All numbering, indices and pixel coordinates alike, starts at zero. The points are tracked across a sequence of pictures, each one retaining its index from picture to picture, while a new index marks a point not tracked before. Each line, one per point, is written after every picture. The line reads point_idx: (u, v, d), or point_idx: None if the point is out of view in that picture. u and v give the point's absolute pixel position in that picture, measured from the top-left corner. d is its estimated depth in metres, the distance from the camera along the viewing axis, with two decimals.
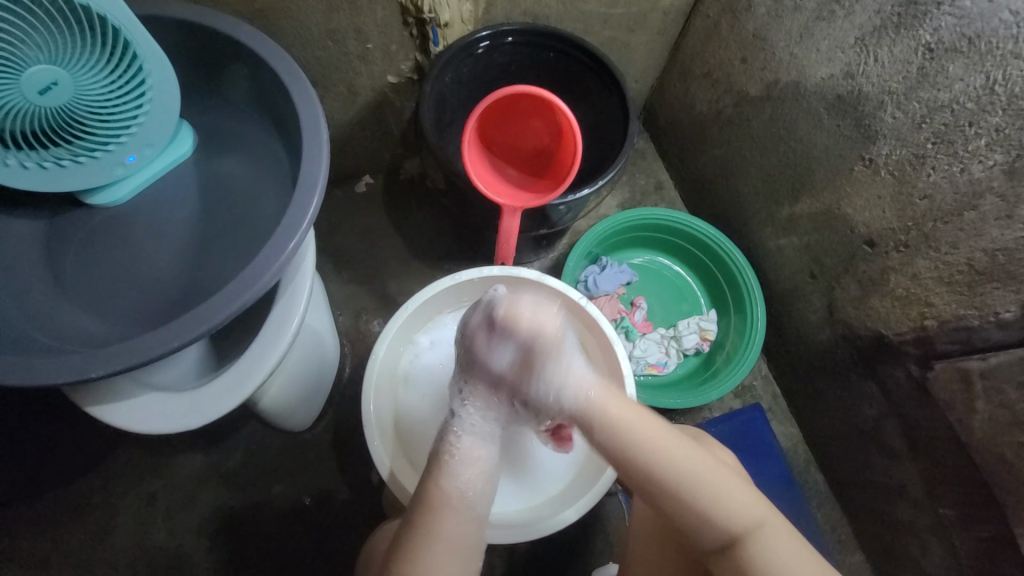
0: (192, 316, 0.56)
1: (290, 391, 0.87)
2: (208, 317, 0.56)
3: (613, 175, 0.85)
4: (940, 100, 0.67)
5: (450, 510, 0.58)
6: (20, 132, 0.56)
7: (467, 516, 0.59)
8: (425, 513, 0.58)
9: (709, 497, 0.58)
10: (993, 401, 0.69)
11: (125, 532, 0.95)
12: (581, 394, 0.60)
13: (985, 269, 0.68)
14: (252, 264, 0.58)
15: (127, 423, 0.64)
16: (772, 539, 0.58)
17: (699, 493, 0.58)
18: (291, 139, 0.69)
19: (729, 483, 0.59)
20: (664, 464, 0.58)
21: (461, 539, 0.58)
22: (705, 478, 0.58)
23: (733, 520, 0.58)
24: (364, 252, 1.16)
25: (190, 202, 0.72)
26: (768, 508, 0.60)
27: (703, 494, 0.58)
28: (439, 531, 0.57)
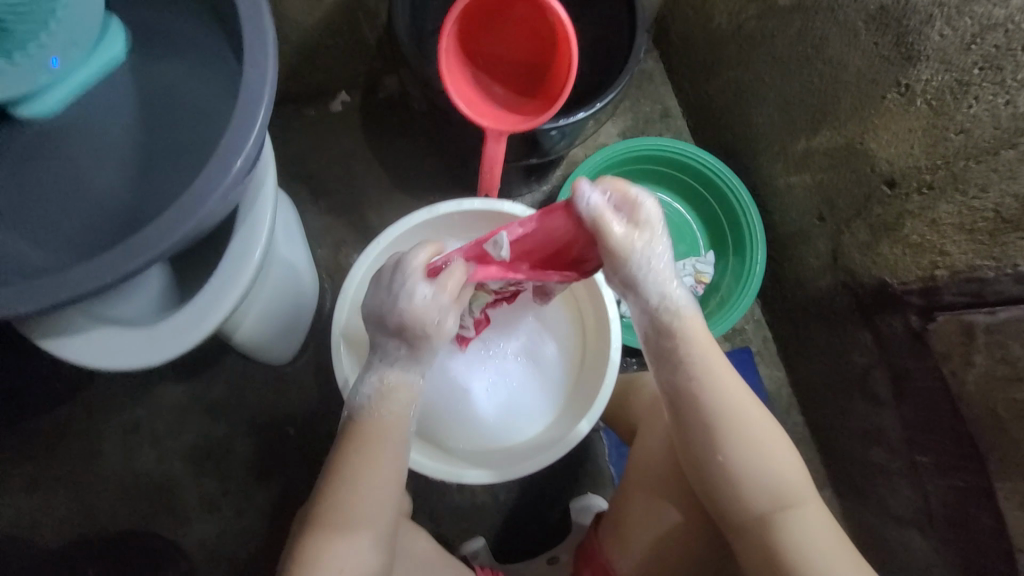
0: (136, 243, 0.52)
1: (264, 325, 0.85)
2: (154, 243, 0.52)
3: (613, 97, 0.75)
4: (994, 16, 0.56)
5: (373, 446, 0.57)
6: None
7: (395, 451, 0.58)
8: (360, 442, 0.57)
9: (755, 456, 0.58)
10: (994, 356, 0.64)
11: (111, 457, 0.96)
12: (678, 310, 0.57)
13: (1012, 218, 0.59)
14: (194, 188, 0.52)
15: (82, 360, 0.60)
16: (810, 518, 0.57)
17: (741, 456, 0.57)
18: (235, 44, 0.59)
19: (775, 453, 0.58)
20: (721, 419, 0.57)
21: (384, 476, 0.57)
22: (750, 436, 0.58)
23: (775, 480, 0.58)
24: (344, 179, 1.07)
25: (131, 117, 0.63)
26: (808, 487, 0.59)
27: (750, 459, 0.58)
28: (355, 487, 0.56)
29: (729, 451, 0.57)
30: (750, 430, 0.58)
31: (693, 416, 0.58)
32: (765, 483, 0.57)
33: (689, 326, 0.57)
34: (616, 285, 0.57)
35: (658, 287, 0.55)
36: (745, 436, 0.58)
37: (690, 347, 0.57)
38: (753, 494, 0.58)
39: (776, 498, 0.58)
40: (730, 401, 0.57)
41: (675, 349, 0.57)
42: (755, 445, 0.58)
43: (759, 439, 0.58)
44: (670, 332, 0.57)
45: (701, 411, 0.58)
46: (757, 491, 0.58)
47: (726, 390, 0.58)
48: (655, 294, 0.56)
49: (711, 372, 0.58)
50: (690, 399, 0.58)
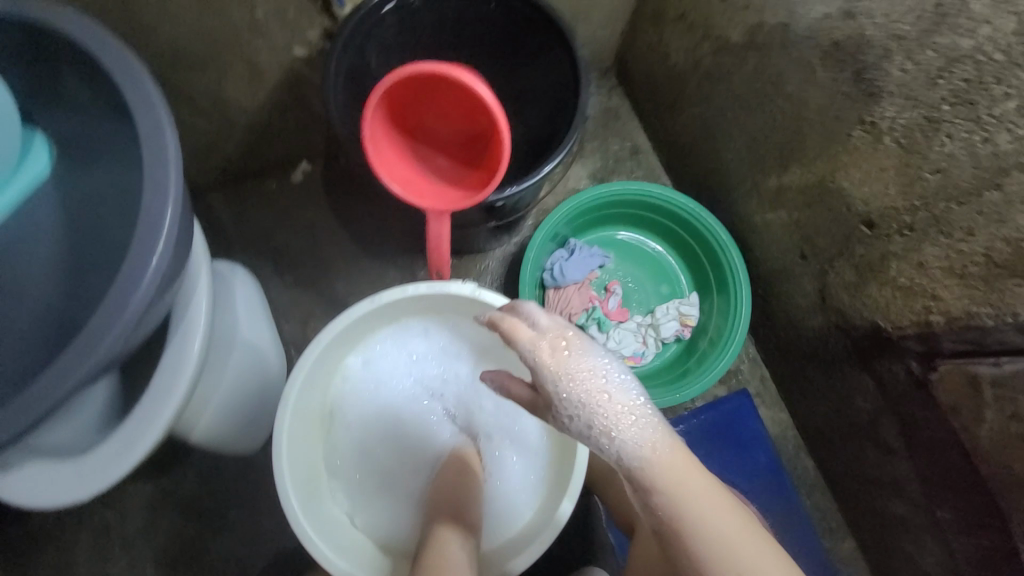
0: (55, 371, 0.50)
1: (225, 418, 0.81)
2: (71, 370, 0.50)
3: (563, 156, 0.72)
4: (960, 48, 0.50)
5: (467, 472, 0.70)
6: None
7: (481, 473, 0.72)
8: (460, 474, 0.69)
9: None
10: (1006, 412, 0.58)
11: (81, 565, 0.92)
12: (635, 442, 0.49)
13: (1006, 263, 0.54)
14: (104, 307, 0.50)
15: (16, 499, 0.57)
16: None
17: None
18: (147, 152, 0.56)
19: None
20: (712, 564, 0.47)
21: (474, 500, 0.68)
22: None
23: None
24: (309, 249, 1.05)
25: (53, 236, 0.60)
26: None
27: None
28: (448, 540, 0.62)
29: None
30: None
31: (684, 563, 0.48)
32: None
33: (654, 456, 0.49)
34: (554, 423, 0.51)
35: (596, 414, 0.49)
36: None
37: (666, 482, 0.48)
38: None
39: None
40: (721, 539, 0.47)
41: (642, 483, 0.48)
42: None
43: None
44: (635, 466, 0.49)
45: (684, 553, 0.47)
46: None
47: (721, 529, 0.47)
48: (596, 426, 0.49)
49: (695, 509, 0.47)
50: (680, 545, 0.48)
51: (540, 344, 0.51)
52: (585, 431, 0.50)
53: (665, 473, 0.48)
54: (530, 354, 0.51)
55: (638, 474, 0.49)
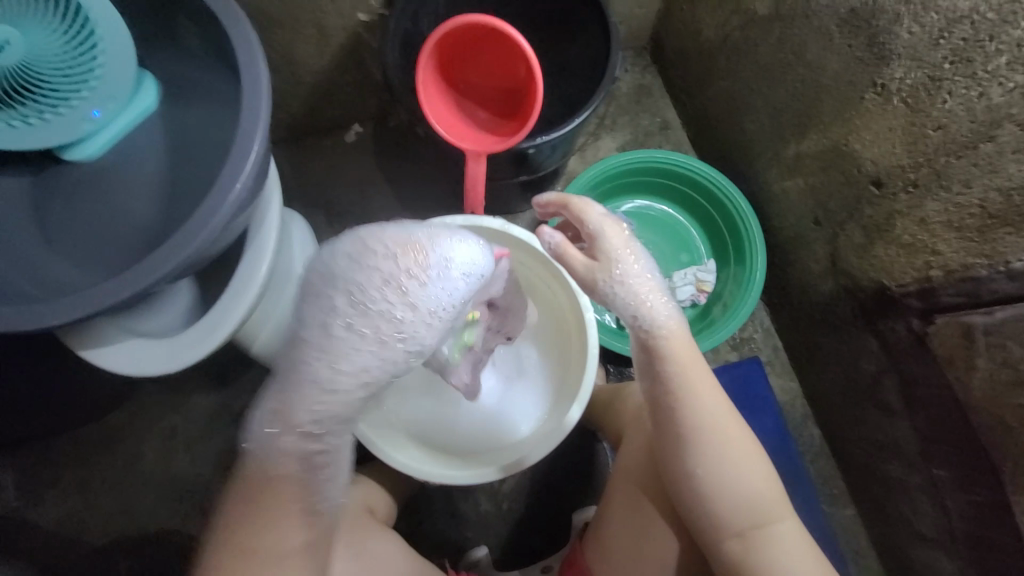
0: (159, 255, 0.61)
1: (280, 337, 0.93)
2: (171, 255, 0.61)
3: (590, 111, 0.78)
4: (959, 9, 0.55)
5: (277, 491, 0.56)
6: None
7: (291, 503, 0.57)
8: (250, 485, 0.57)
9: (733, 466, 0.57)
10: (996, 359, 0.61)
11: (150, 461, 1.06)
12: (662, 318, 0.60)
13: (998, 213, 0.57)
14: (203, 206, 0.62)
15: (115, 366, 0.69)
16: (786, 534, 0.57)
17: (721, 465, 0.57)
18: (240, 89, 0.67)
19: (754, 466, 0.58)
20: (699, 425, 0.57)
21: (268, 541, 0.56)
22: (729, 447, 0.57)
23: (751, 502, 0.57)
24: (357, 203, 1.16)
25: (158, 158, 0.73)
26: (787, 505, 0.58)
27: (730, 469, 0.57)
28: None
29: (706, 468, 0.57)
30: (728, 439, 0.58)
31: (668, 428, 0.59)
32: (743, 494, 0.57)
33: (674, 333, 0.60)
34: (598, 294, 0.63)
35: (636, 289, 0.61)
36: (721, 444, 0.57)
37: (672, 360, 0.59)
38: (728, 515, 0.56)
39: (753, 513, 0.57)
40: (709, 408, 0.58)
41: (657, 352, 0.59)
42: (728, 465, 0.57)
43: (733, 460, 0.57)
44: (655, 336, 0.60)
45: (677, 415, 0.58)
46: (735, 505, 0.56)
47: (706, 403, 0.58)
48: (634, 297, 0.61)
49: (689, 382, 0.58)
50: (669, 410, 0.59)
51: (602, 229, 0.63)
52: (624, 300, 0.61)
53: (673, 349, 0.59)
54: (597, 233, 0.63)
55: (656, 343, 0.60)
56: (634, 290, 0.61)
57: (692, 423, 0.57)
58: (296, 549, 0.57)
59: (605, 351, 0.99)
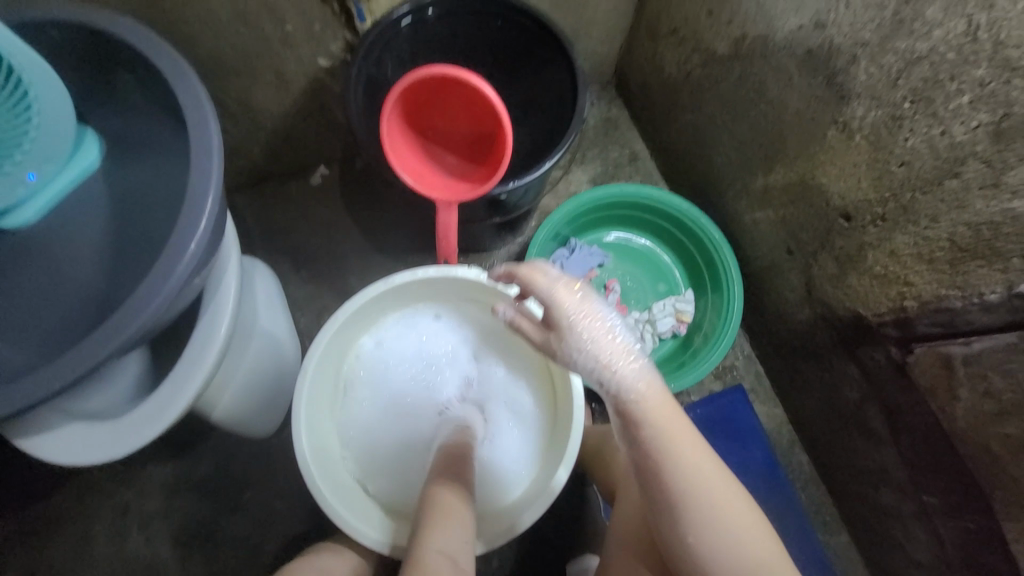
0: (102, 332, 0.56)
1: (244, 399, 0.87)
2: (116, 332, 0.56)
3: (561, 154, 0.77)
4: (917, 50, 0.55)
5: (461, 441, 0.72)
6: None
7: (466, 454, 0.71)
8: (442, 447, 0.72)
9: (729, 529, 0.54)
10: (978, 390, 0.61)
11: (99, 543, 0.96)
12: (629, 380, 0.56)
13: (969, 247, 0.58)
14: (152, 274, 0.57)
15: (54, 456, 0.62)
16: None
17: (714, 530, 0.54)
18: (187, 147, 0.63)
19: (751, 527, 0.55)
20: (687, 488, 0.54)
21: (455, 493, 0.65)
22: (722, 510, 0.54)
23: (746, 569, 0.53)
24: (325, 247, 1.11)
25: (102, 219, 0.67)
26: (790, 565, 0.55)
27: (724, 534, 0.54)
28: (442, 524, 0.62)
29: (697, 533, 0.54)
30: (720, 501, 0.55)
31: (658, 490, 0.56)
32: (742, 560, 0.54)
33: (646, 395, 0.56)
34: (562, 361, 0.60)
35: (596, 351, 0.57)
36: (713, 507, 0.54)
37: (654, 423, 0.56)
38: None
39: None
40: (696, 469, 0.55)
41: (636, 414, 0.56)
42: (719, 530, 0.54)
43: (726, 523, 0.54)
44: (628, 400, 0.56)
45: (664, 478, 0.55)
46: (734, 571, 0.54)
47: (693, 462, 0.55)
48: (596, 360, 0.57)
49: (675, 442, 0.56)
50: (657, 473, 0.55)
51: (554, 292, 0.59)
52: (586, 364, 0.58)
53: (654, 408, 0.56)
54: (546, 298, 0.59)
55: (630, 407, 0.56)
56: (593, 356, 0.57)
57: (680, 487, 0.55)
58: (469, 497, 0.66)
59: (589, 390, 0.96)
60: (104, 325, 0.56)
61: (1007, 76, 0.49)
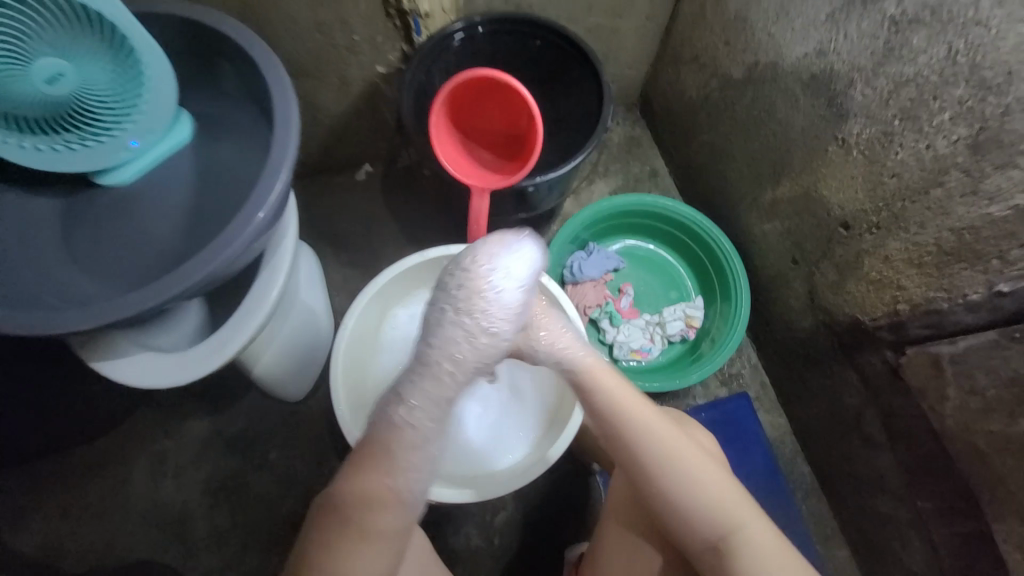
0: (185, 269, 0.65)
1: (281, 360, 0.95)
2: (194, 270, 0.65)
3: (583, 156, 0.87)
4: (906, 74, 0.63)
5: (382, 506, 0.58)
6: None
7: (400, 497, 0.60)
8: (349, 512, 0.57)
9: (687, 476, 0.63)
10: (964, 388, 0.65)
11: (136, 487, 1.04)
12: (576, 360, 0.67)
13: (952, 250, 0.63)
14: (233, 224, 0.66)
15: (124, 377, 0.72)
16: (755, 538, 0.61)
17: (673, 478, 0.63)
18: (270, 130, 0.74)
19: (708, 473, 0.64)
20: (643, 444, 0.64)
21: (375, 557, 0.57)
22: (677, 460, 0.63)
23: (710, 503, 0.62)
24: (363, 236, 1.22)
25: (186, 184, 0.79)
26: (749, 509, 0.63)
27: (684, 480, 0.63)
28: None
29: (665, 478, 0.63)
30: (675, 452, 0.64)
31: (623, 452, 0.65)
32: (703, 503, 0.62)
33: (589, 370, 0.67)
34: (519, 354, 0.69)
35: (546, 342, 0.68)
36: (669, 457, 0.63)
37: (607, 391, 0.66)
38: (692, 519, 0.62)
39: (717, 519, 0.62)
40: (648, 428, 0.65)
41: (591, 386, 0.66)
42: (682, 473, 0.63)
43: (684, 466, 0.63)
44: (577, 377, 0.67)
45: (625, 439, 0.65)
46: (699, 512, 0.62)
47: (647, 422, 0.65)
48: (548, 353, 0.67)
49: (625, 406, 0.65)
50: (620, 435, 0.65)
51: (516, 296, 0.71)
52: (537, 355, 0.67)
53: (604, 377, 0.67)
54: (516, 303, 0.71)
55: (580, 379, 0.66)
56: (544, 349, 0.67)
57: (638, 444, 0.64)
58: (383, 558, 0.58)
59: None
60: (178, 271, 0.65)
61: (983, 94, 0.56)
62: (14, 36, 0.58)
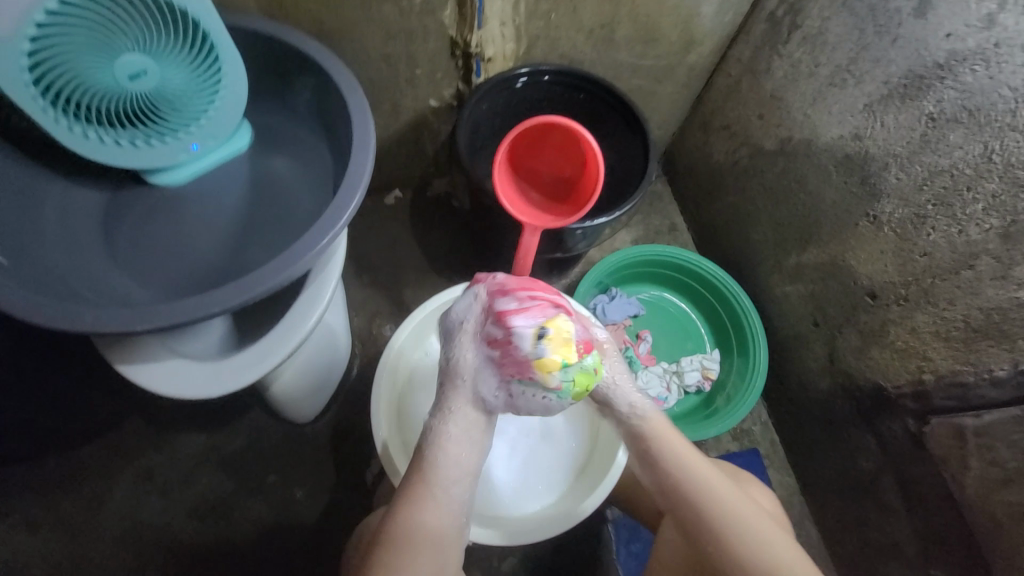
0: (252, 277, 0.63)
1: (300, 380, 0.91)
2: (260, 281, 0.63)
3: (629, 208, 0.91)
4: (940, 165, 0.70)
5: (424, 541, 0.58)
6: (60, 92, 0.59)
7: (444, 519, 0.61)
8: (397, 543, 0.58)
9: (748, 534, 0.60)
10: (986, 459, 0.69)
11: (117, 503, 0.96)
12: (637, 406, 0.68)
13: (980, 327, 0.69)
14: (308, 236, 0.65)
15: (152, 385, 0.68)
16: None
17: (738, 536, 0.60)
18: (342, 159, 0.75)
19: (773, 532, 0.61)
20: (700, 496, 0.63)
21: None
22: (738, 515, 0.62)
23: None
24: (387, 259, 1.21)
25: (239, 194, 0.78)
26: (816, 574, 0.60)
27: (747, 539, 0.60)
28: None
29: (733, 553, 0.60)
30: (734, 507, 0.62)
31: (685, 509, 0.63)
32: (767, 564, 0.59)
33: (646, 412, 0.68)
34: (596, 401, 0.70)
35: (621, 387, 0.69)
36: (725, 510, 0.62)
37: (667, 442, 0.66)
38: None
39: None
40: (705, 481, 0.63)
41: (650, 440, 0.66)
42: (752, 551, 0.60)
43: (750, 527, 0.61)
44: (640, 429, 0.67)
45: (682, 491, 0.63)
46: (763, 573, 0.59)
47: (702, 476, 0.64)
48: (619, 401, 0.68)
49: (678, 456, 0.65)
50: (683, 495, 0.63)
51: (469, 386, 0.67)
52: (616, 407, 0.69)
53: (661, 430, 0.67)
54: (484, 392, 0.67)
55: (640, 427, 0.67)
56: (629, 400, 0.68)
57: (694, 496, 0.63)
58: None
59: None
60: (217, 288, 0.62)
61: (1017, 190, 0.63)
62: (101, 27, 0.57)
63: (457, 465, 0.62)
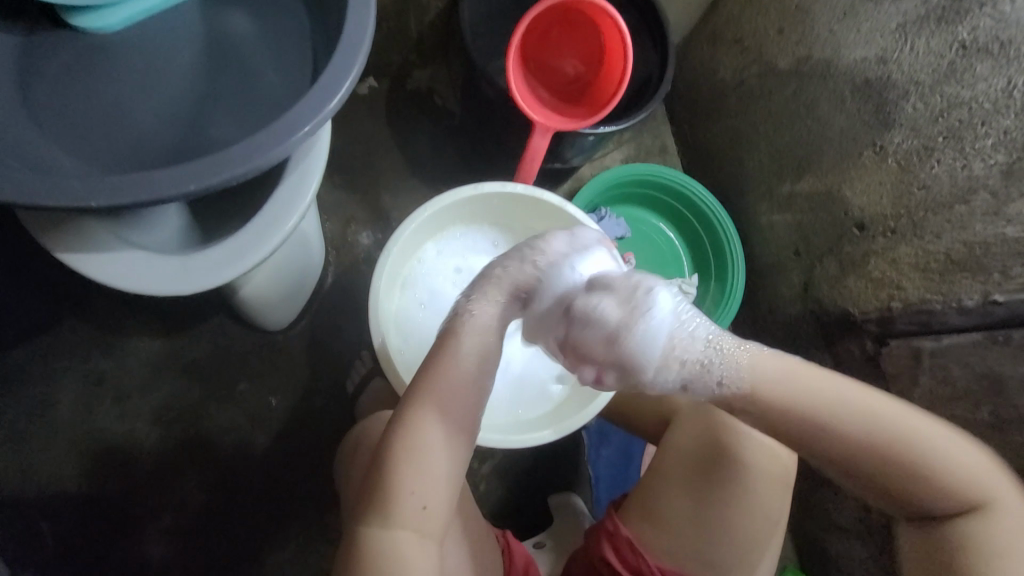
0: (234, 152, 0.51)
1: (273, 284, 0.83)
2: (245, 158, 0.51)
3: (643, 117, 0.84)
4: (961, 97, 0.71)
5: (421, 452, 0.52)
6: None
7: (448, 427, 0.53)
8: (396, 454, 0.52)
9: (915, 439, 0.53)
10: (937, 377, 0.76)
11: (66, 408, 0.89)
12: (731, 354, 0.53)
13: (959, 260, 0.73)
14: (301, 105, 0.52)
15: (106, 278, 0.59)
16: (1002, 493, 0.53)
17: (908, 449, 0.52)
18: (326, 20, 0.62)
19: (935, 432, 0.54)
20: (853, 429, 0.53)
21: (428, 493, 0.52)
22: (896, 429, 0.53)
23: (950, 472, 0.52)
24: (361, 158, 1.08)
25: (192, 53, 0.63)
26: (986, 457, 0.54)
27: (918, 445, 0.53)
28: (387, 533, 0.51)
29: (893, 454, 0.53)
30: (890, 418, 0.53)
31: (832, 451, 0.54)
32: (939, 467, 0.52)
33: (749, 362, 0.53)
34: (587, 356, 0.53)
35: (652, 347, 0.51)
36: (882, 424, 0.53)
37: (790, 383, 0.53)
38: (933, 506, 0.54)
39: (969, 476, 0.53)
40: (852, 406, 0.53)
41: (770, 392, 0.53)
42: (911, 441, 0.52)
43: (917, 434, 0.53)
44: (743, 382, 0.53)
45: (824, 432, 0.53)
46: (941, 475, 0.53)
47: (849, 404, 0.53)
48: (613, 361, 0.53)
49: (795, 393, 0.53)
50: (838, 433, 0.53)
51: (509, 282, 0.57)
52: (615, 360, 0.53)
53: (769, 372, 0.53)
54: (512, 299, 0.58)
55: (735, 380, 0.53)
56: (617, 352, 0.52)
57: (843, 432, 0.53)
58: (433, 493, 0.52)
59: None
60: (183, 164, 0.50)
61: None
62: None
63: (477, 358, 0.55)
